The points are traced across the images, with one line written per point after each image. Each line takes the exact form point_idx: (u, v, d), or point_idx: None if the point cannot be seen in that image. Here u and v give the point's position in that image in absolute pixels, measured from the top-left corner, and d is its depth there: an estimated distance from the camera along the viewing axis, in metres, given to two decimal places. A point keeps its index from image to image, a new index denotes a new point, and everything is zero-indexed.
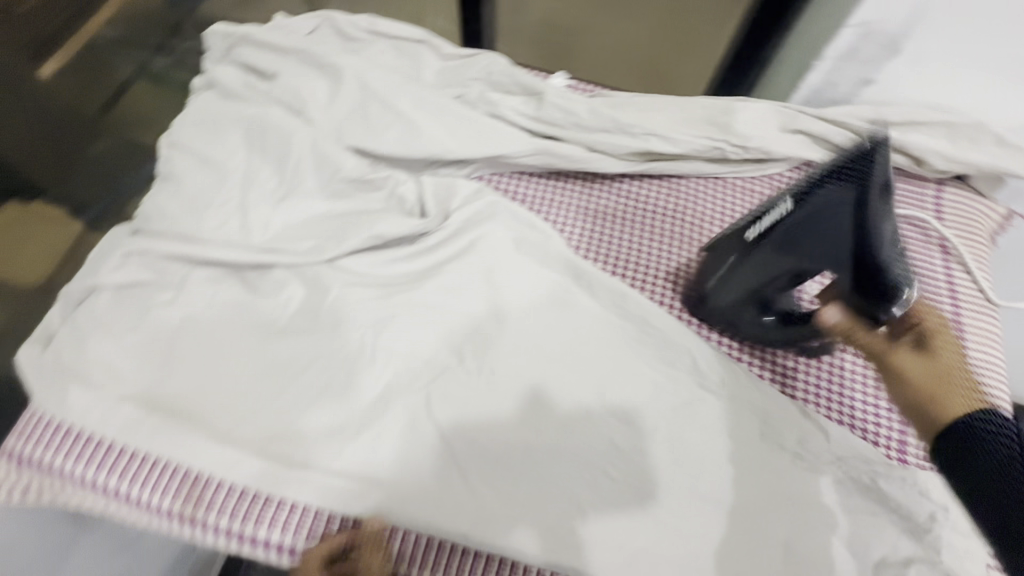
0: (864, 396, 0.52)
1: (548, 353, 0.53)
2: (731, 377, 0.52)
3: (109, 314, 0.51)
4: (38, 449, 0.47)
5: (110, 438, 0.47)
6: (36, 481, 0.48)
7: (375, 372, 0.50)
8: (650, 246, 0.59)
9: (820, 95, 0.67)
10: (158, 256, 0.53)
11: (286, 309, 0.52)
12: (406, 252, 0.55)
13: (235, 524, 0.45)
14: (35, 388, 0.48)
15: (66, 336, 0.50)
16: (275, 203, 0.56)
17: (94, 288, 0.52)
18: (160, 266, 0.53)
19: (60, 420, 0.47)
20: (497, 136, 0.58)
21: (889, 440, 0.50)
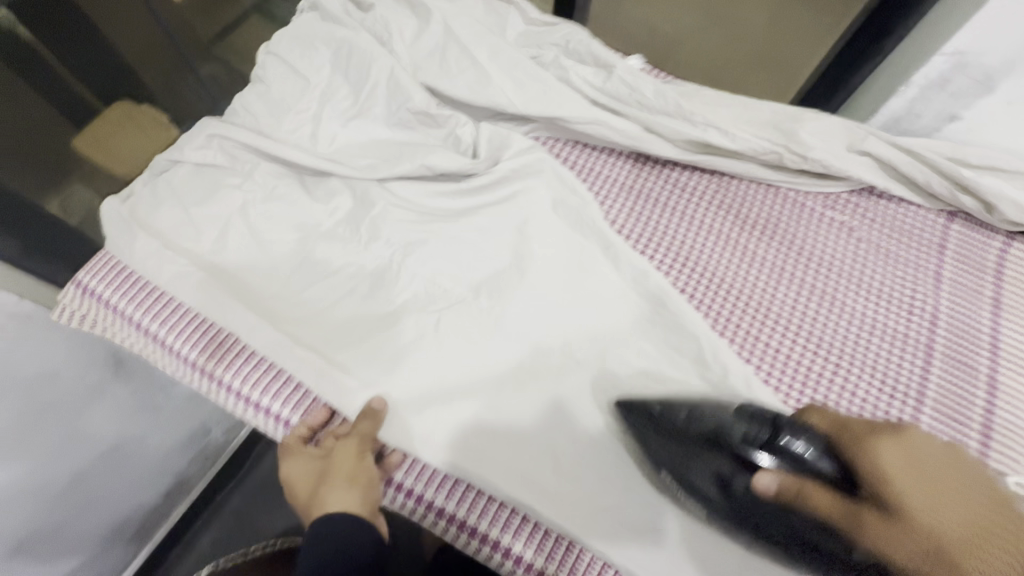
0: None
1: (560, 311, 0.55)
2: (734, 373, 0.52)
3: (185, 186, 0.57)
4: (104, 285, 0.54)
5: (167, 290, 0.53)
6: (96, 313, 0.55)
7: (396, 289, 0.54)
8: (686, 235, 0.60)
9: (899, 123, 0.65)
10: (236, 146, 0.59)
11: (333, 216, 0.57)
12: (450, 189, 0.58)
13: (248, 390, 0.51)
14: (112, 233, 0.55)
15: (146, 198, 0.57)
16: (345, 120, 0.60)
17: (177, 162, 0.59)
18: (235, 155, 0.59)
19: (126, 266, 0.55)
20: (560, 99, 0.60)
21: None
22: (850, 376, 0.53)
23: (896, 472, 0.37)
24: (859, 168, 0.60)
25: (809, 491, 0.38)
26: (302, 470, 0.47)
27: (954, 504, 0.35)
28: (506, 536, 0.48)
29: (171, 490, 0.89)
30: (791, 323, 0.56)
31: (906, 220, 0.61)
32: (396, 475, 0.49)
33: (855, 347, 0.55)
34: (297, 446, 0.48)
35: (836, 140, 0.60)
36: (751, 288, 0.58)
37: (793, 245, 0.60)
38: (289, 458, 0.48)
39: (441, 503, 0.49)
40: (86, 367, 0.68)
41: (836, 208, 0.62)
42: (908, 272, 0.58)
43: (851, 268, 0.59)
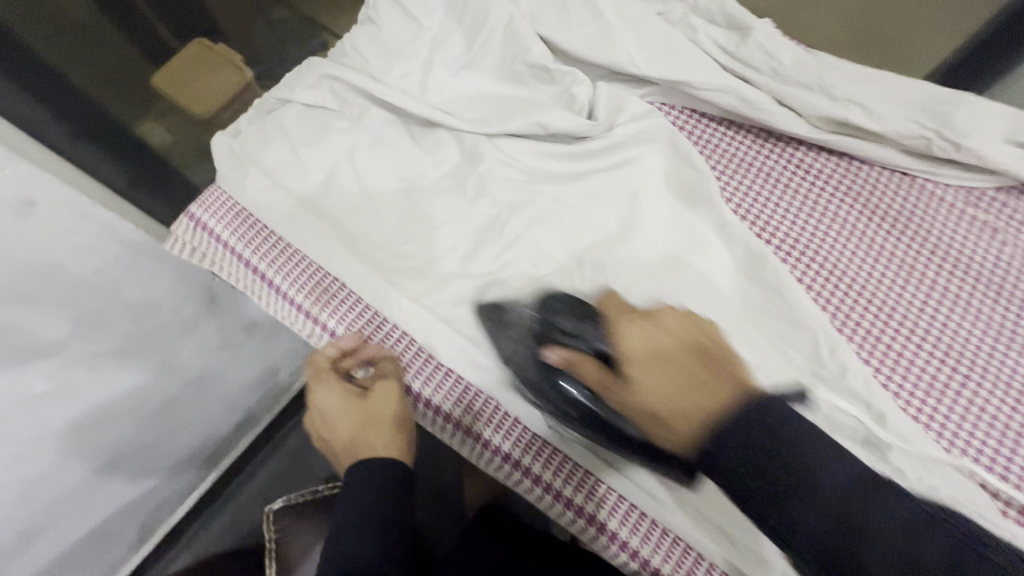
0: (999, 446, 0.47)
1: (667, 291, 0.52)
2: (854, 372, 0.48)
3: (295, 126, 0.57)
4: (214, 219, 0.55)
5: (274, 229, 0.54)
6: (203, 246, 0.55)
7: (496, 249, 0.52)
8: (806, 220, 0.56)
9: None
10: (345, 87, 0.57)
11: (437, 168, 0.55)
12: (561, 149, 0.55)
13: (351, 336, 0.52)
14: (224, 168, 0.56)
15: (257, 135, 0.57)
16: (456, 69, 0.58)
17: (288, 102, 0.58)
18: (344, 97, 0.57)
19: (237, 203, 0.55)
20: (686, 62, 0.56)
21: (1013, 499, 0.45)
22: (980, 392, 0.49)
23: (635, 348, 0.38)
24: (1023, 163, 0.53)
25: (583, 363, 0.40)
26: (332, 402, 0.46)
27: (668, 369, 0.36)
28: (601, 511, 0.46)
29: (240, 424, 0.93)
30: (916, 326, 0.52)
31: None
32: (491, 437, 0.49)
33: (990, 360, 0.50)
34: (328, 376, 0.48)
35: (995, 129, 0.54)
36: (876, 284, 0.53)
37: (928, 243, 0.55)
38: (319, 385, 0.48)
39: (538, 471, 0.48)
40: (184, 299, 0.70)
41: (980, 204, 0.56)
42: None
43: (993, 272, 0.54)
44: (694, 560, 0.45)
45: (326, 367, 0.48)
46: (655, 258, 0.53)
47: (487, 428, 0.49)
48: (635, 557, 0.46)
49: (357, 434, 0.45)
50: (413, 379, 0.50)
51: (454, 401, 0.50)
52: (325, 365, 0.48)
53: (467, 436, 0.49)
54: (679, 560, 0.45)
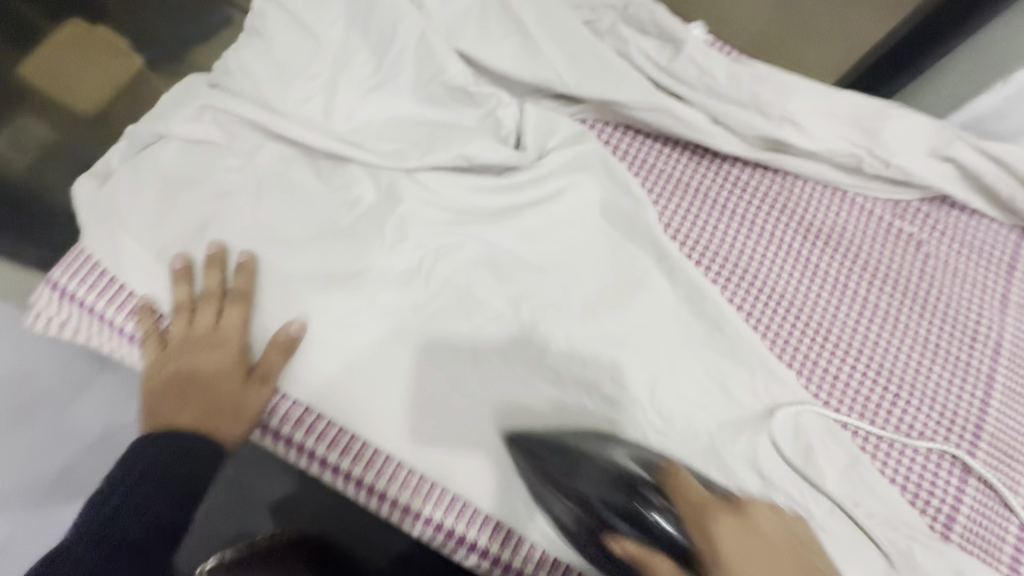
0: (923, 463, 0.48)
1: (611, 332, 0.48)
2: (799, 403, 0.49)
3: (173, 167, 0.49)
4: (81, 287, 0.46)
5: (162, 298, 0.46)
6: (76, 324, 0.47)
7: (423, 298, 0.47)
8: (746, 242, 0.54)
9: None
10: (235, 121, 0.49)
11: (350, 210, 0.49)
12: (488, 182, 0.50)
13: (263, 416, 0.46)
14: (87, 226, 0.47)
15: (126, 179, 0.48)
16: (365, 92, 0.51)
17: (162, 136, 0.49)
18: (233, 130, 0.50)
19: (109, 269, 0.46)
20: (617, 77, 0.52)
21: (937, 512, 0.47)
22: (908, 408, 0.50)
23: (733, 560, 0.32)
24: (941, 177, 0.54)
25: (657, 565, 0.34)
26: (215, 357, 0.44)
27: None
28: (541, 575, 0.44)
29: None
30: (851, 345, 0.52)
31: (976, 236, 0.57)
32: (427, 511, 0.44)
33: (915, 375, 0.52)
34: (234, 326, 0.45)
35: (920, 142, 0.54)
36: (810, 307, 0.53)
37: (857, 259, 0.55)
38: (219, 320, 0.45)
39: (480, 543, 0.44)
40: (64, 364, 0.63)
41: (907, 217, 0.57)
42: (975, 292, 0.55)
43: (917, 283, 0.55)
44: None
45: (229, 315, 0.45)
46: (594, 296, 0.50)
47: (423, 503, 0.44)
48: None
49: (199, 396, 0.43)
50: (339, 458, 0.45)
51: (387, 479, 0.44)
52: (229, 313, 0.45)
53: (401, 513, 0.45)
54: None
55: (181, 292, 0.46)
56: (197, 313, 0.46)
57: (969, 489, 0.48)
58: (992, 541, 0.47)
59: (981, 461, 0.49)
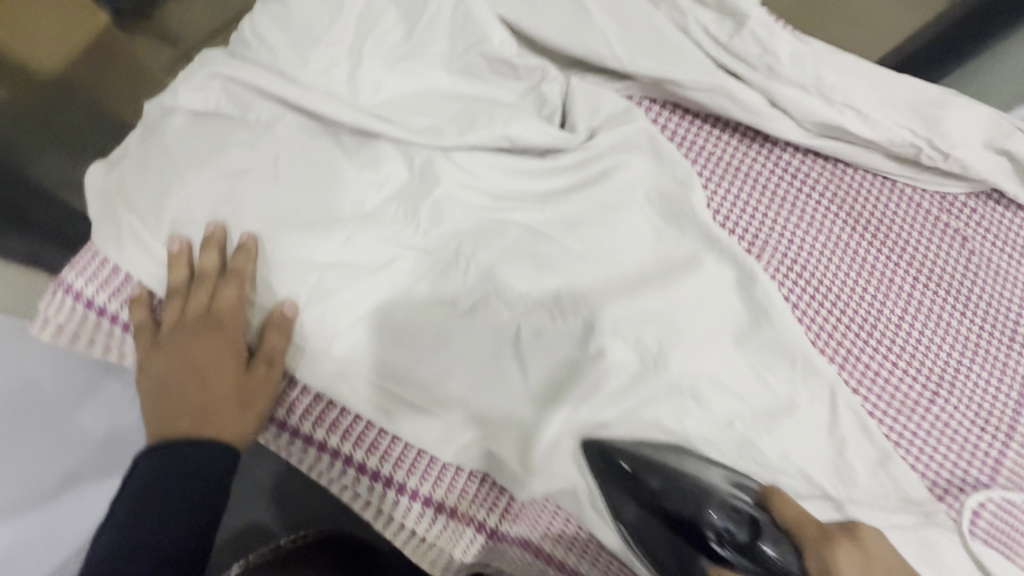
0: (956, 457, 0.45)
1: (672, 332, 0.42)
2: (840, 393, 0.43)
3: (176, 145, 0.43)
4: (95, 288, 0.43)
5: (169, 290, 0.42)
6: (92, 326, 0.44)
7: (462, 286, 0.43)
8: (790, 225, 0.50)
9: None
10: (248, 90, 0.45)
11: (377, 190, 0.44)
12: (530, 164, 0.46)
13: (291, 418, 0.44)
14: (94, 216, 0.44)
15: (134, 161, 0.44)
16: (394, 61, 0.46)
17: (172, 110, 0.45)
18: (247, 103, 0.45)
19: (118, 264, 0.43)
20: (674, 57, 0.48)
21: (967, 508, 0.43)
22: (946, 402, 0.46)
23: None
24: (993, 171, 0.52)
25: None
26: (215, 345, 0.41)
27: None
28: (587, 567, 0.42)
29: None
30: (890, 333, 0.48)
31: (1019, 233, 0.54)
32: (468, 509, 0.42)
33: (955, 374, 0.48)
34: (229, 307, 0.41)
35: (976, 133, 0.52)
36: (847, 291, 0.49)
37: (896, 245, 0.52)
38: (215, 302, 0.41)
39: (525, 535, 0.42)
40: (66, 372, 0.59)
41: (954, 211, 0.54)
42: (1014, 288, 0.52)
43: (955, 276, 0.52)
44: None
45: (227, 295, 0.41)
46: (637, 280, 0.44)
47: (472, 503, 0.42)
48: None
49: (201, 387, 0.40)
50: (376, 461, 0.42)
51: (423, 478, 0.42)
52: (226, 293, 0.41)
53: (444, 515, 0.42)
54: None
55: (176, 277, 0.42)
56: (192, 297, 0.42)
57: (998, 486, 0.44)
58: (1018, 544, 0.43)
59: (1013, 460, 0.45)
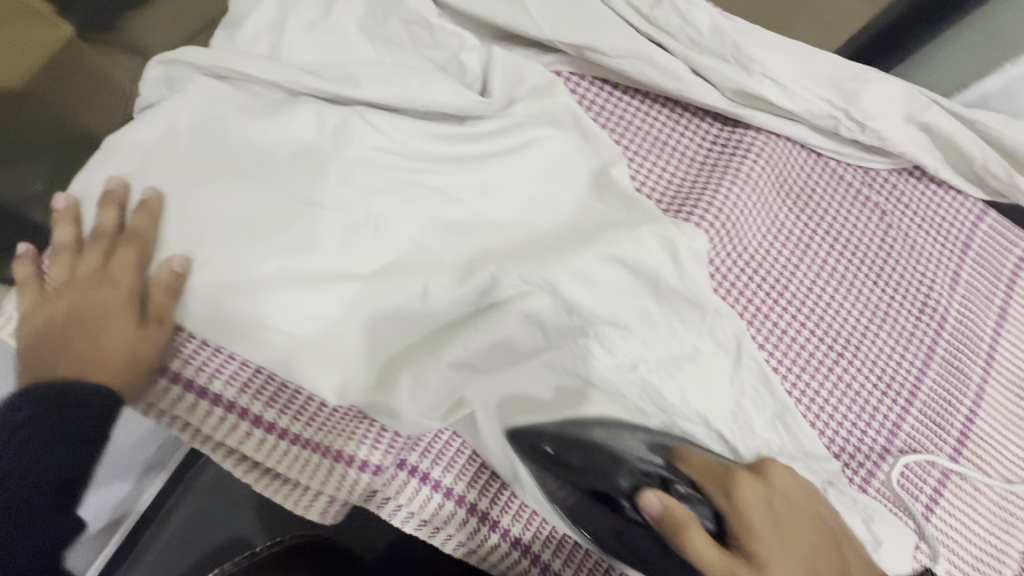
0: (854, 421, 0.50)
1: (588, 286, 0.44)
2: (744, 346, 0.49)
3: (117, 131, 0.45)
4: None
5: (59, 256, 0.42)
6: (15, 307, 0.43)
7: (380, 245, 0.44)
8: (719, 188, 0.53)
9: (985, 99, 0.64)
10: (179, 68, 0.46)
11: (287, 145, 0.43)
12: (449, 130, 0.46)
13: (227, 391, 0.42)
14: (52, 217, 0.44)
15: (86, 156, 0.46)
16: (311, 32, 0.46)
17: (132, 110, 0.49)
18: (174, 82, 0.46)
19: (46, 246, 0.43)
20: (596, 25, 0.48)
21: (858, 466, 0.49)
22: (850, 367, 0.52)
23: (756, 515, 0.39)
24: (913, 145, 0.53)
25: (694, 531, 0.37)
26: (107, 299, 0.40)
27: (793, 540, 0.39)
28: (484, 501, 0.45)
29: (128, 493, 0.68)
30: (805, 304, 0.52)
31: (938, 211, 0.56)
32: (415, 459, 0.44)
33: (861, 341, 0.52)
34: (122, 267, 0.41)
35: (897, 107, 0.53)
36: (771, 264, 0.53)
37: (818, 224, 0.55)
38: (109, 261, 0.41)
39: (429, 471, 0.44)
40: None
41: (881, 186, 0.56)
42: (931, 268, 0.55)
43: (874, 255, 0.55)
44: (606, 573, 0.45)
45: (119, 253, 0.41)
46: (552, 236, 0.46)
47: (427, 461, 0.44)
48: None
49: (86, 339, 0.39)
50: (300, 425, 0.42)
51: (327, 432, 0.42)
52: (119, 252, 0.41)
53: (329, 458, 0.42)
54: None
55: (65, 234, 0.41)
56: (83, 255, 0.41)
57: (892, 449, 0.50)
58: (908, 502, 0.48)
59: (910, 425, 0.51)
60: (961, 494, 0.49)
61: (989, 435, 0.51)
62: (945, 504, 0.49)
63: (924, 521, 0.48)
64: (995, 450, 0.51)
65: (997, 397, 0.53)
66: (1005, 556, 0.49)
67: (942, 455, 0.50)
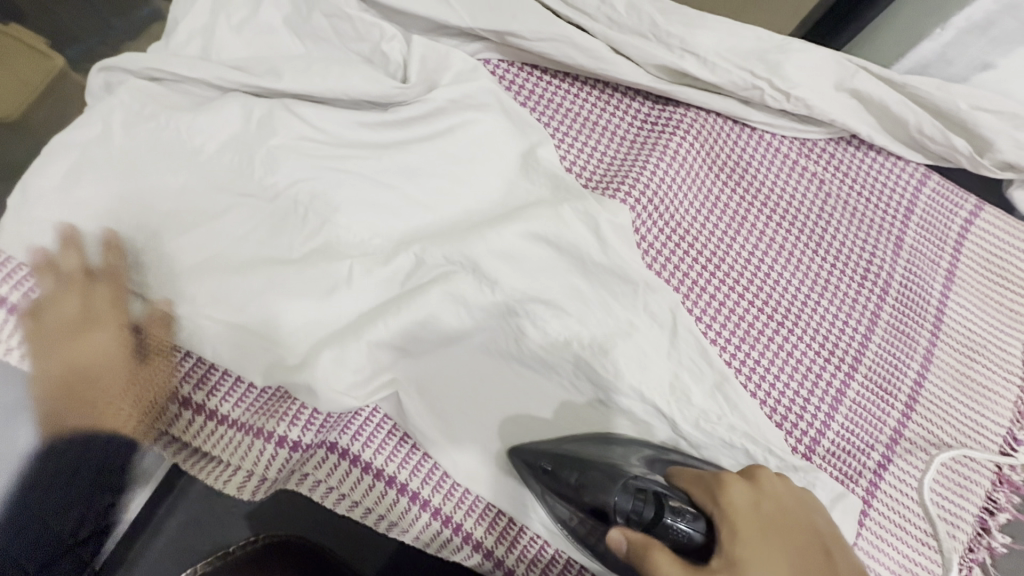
0: (798, 389, 0.49)
1: (510, 259, 0.45)
2: (680, 320, 0.46)
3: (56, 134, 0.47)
4: (9, 289, 0.43)
5: (14, 254, 0.43)
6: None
7: (305, 230, 0.44)
8: (650, 163, 0.53)
9: (927, 70, 0.62)
10: (116, 75, 0.48)
11: (217, 138, 0.45)
12: (373, 118, 0.48)
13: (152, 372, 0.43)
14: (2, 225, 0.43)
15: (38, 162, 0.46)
16: (243, 33, 0.49)
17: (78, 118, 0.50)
18: (112, 88, 0.48)
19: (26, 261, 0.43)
20: (513, 9, 0.51)
21: (803, 435, 0.48)
22: (792, 336, 0.50)
23: (743, 517, 0.34)
24: (843, 111, 0.54)
25: (656, 551, 0.33)
26: (97, 340, 0.42)
27: (788, 548, 0.33)
28: (415, 482, 0.45)
29: None
30: (740, 273, 0.52)
31: (877, 177, 0.56)
32: (334, 437, 0.44)
33: (802, 308, 0.51)
34: (113, 308, 0.43)
35: (824, 74, 0.54)
36: (705, 237, 0.53)
37: (750, 194, 0.55)
38: (95, 305, 0.42)
39: (359, 453, 0.45)
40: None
41: (816, 155, 0.56)
42: (870, 234, 0.55)
43: (810, 223, 0.55)
44: (541, 546, 0.45)
45: (107, 296, 0.42)
46: (478, 216, 0.47)
47: (350, 440, 0.45)
48: (498, 563, 0.45)
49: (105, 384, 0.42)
50: (230, 408, 0.44)
51: (254, 411, 0.43)
52: (106, 294, 0.42)
53: (251, 435, 0.43)
54: (547, 565, 0.45)
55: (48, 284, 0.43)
56: (73, 302, 0.43)
57: (838, 415, 0.48)
58: (853, 467, 0.47)
59: (856, 391, 0.49)
60: (910, 460, 0.48)
61: (938, 398, 0.50)
62: (893, 470, 0.47)
63: (872, 488, 0.47)
64: (944, 412, 0.50)
65: (944, 359, 0.52)
66: (962, 522, 0.47)
67: (890, 420, 0.49)
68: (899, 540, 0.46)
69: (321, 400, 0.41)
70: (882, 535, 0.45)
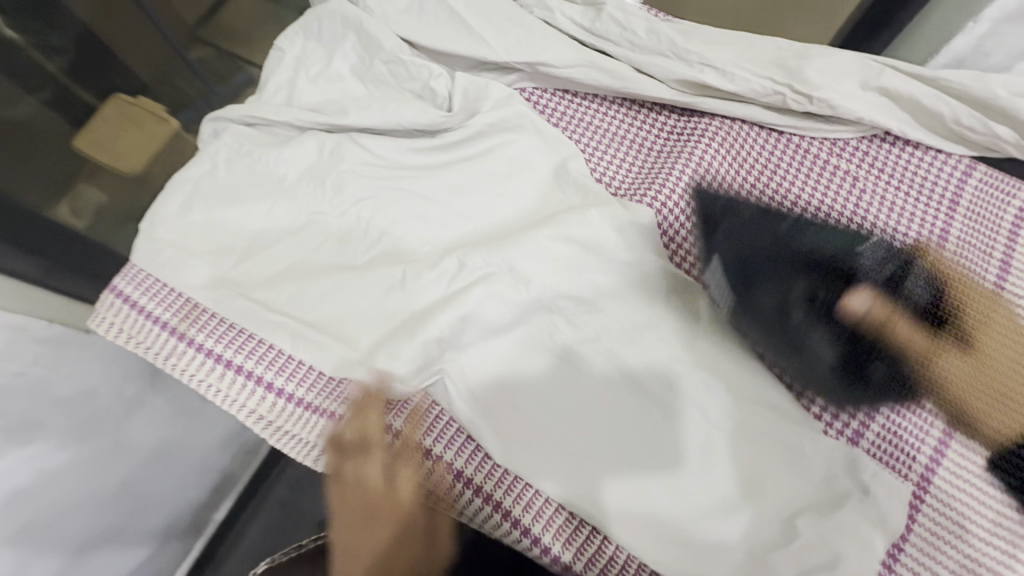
0: None
1: (546, 260, 0.50)
2: (710, 314, 0.48)
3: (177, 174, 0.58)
4: (137, 292, 0.52)
5: (139, 264, 0.53)
6: (122, 317, 0.52)
7: (369, 238, 0.52)
8: (679, 168, 0.56)
9: (963, 64, 0.61)
10: (221, 123, 0.59)
11: (296, 168, 0.55)
12: (423, 144, 0.56)
13: (243, 360, 0.49)
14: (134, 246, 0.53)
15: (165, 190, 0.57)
16: (318, 82, 0.59)
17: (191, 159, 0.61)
18: (215, 134, 0.59)
19: (152, 272, 0.52)
20: (542, 42, 0.58)
21: (846, 426, 0.47)
22: None
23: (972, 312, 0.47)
24: (870, 109, 0.55)
25: (900, 322, 0.45)
26: (396, 511, 0.43)
27: (1004, 343, 0.46)
28: (459, 461, 0.47)
29: (204, 501, 0.78)
30: None
31: (914, 171, 0.56)
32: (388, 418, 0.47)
33: None
34: (408, 475, 0.45)
35: (847, 75, 0.55)
36: None
37: (781, 191, 0.56)
38: (392, 467, 0.45)
39: (408, 433, 0.47)
40: (122, 380, 0.63)
41: (847, 153, 0.57)
42: (912, 227, 0.54)
43: (845, 219, 0.55)
44: (576, 527, 0.45)
45: (405, 463, 0.46)
46: (516, 224, 0.52)
47: (399, 420, 0.47)
48: (535, 542, 0.45)
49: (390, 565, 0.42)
50: (304, 391, 0.48)
51: (326, 397, 0.48)
52: (404, 461, 0.46)
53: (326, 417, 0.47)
54: (580, 544, 0.45)
55: (355, 437, 0.45)
56: (369, 461, 0.44)
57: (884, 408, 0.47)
58: (903, 459, 0.46)
59: None
60: (968, 452, 0.45)
61: None
62: (948, 463, 0.45)
63: (925, 481, 0.45)
64: None
65: None
66: None
67: None
68: (958, 538, 0.44)
69: (376, 383, 0.46)
70: (936, 531, 0.44)
